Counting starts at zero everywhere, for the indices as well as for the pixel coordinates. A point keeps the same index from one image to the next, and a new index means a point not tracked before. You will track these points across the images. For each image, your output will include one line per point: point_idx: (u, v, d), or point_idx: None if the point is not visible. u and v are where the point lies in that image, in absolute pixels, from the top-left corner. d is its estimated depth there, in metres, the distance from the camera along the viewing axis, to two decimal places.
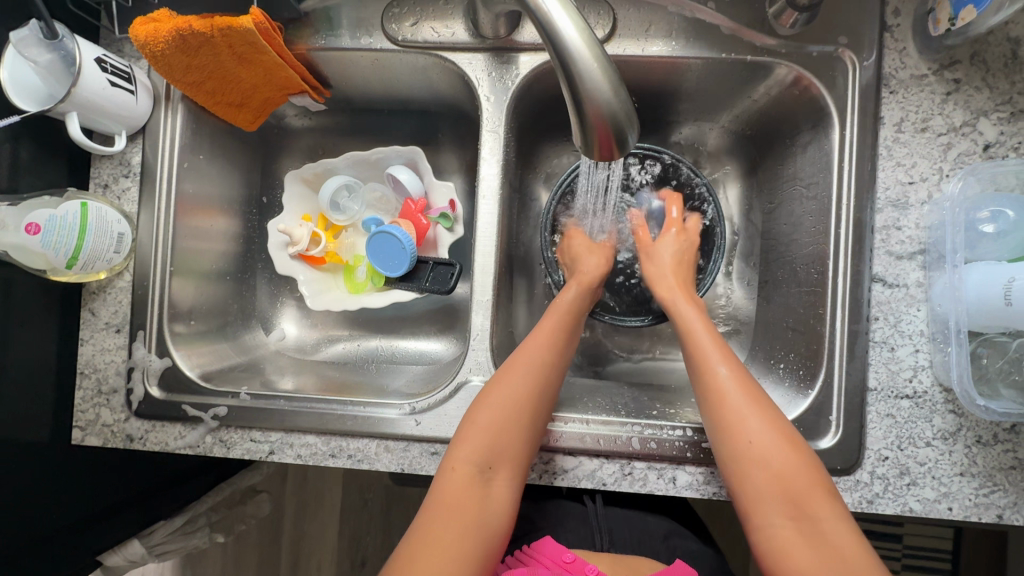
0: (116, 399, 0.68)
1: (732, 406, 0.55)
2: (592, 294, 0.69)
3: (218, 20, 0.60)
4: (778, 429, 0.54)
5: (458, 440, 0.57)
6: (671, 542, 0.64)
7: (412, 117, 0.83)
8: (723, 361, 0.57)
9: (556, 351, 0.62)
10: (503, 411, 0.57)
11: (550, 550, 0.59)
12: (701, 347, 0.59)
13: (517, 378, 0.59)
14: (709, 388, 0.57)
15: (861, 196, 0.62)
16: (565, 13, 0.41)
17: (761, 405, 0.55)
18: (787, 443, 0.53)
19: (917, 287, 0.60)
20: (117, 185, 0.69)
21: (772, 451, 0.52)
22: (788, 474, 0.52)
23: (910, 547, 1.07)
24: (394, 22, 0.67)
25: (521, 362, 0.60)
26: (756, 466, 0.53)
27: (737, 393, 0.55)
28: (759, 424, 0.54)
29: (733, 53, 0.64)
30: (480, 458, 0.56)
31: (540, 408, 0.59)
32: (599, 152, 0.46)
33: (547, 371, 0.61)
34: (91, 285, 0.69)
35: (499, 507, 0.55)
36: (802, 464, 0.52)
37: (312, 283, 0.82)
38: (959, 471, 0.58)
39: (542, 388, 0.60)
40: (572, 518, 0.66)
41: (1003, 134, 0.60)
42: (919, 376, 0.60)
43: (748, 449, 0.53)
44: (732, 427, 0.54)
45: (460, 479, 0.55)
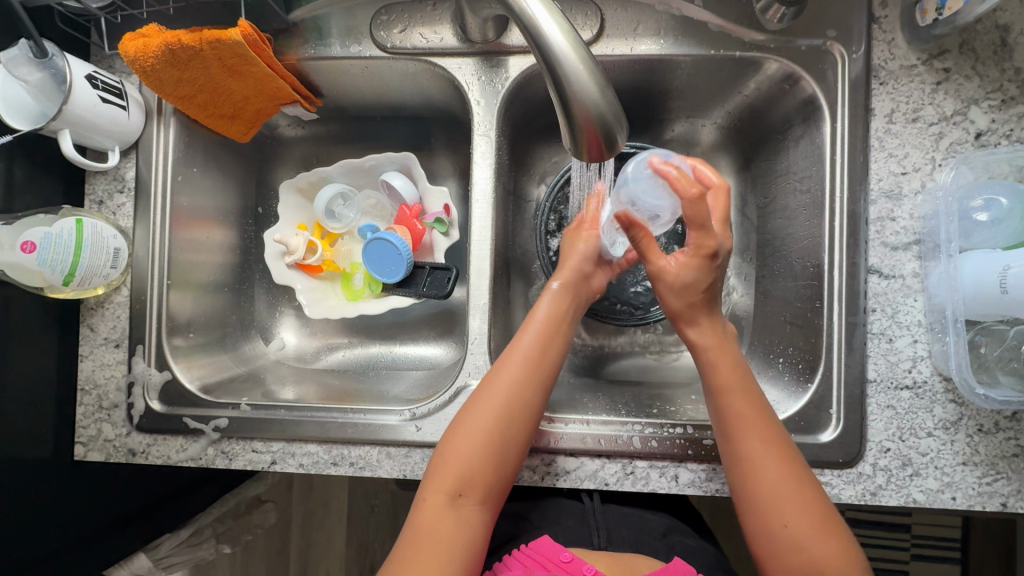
0: (117, 414, 0.68)
1: (762, 477, 0.53)
2: (571, 295, 0.65)
3: (206, 33, 0.60)
4: (801, 498, 0.52)
5: (435, 464, 0.57)
6: (670, 539, 0.64)
7: (405, 123, 0.83)
8: (759, 435, 0.55)
9: (530, 371, 0.59)
10: (474, 440, 0.57)
11: (549, 550, 0.60)
12: (742, 412, 0.56)
13: (486, 401, 0.58)
14: (740, 451, 0.55)
15: (854, 188, 0.62)
16: (550, 16, 0.41)
17: (797, 485, 0.53)
18: (812, 519, 0.52)
19: (914, 278, 0.60)
20: (111, 201, 0.69)
21: (805, 540, 0.51)
22: (805, 547, 0.51)
23: (918, 536, 1.07)
24: (382, 29, 0.67)
25: (491, 388, 0.59)
26: (785, 551, 0.52)
27: (772, 468, 0.53)
28: (794, 510, 0.52)
29: (722, 49, 0.64)
30: (451, 484, 0.56)
31: (515, 439, 0.58)
32: (588, 153, 0.46)
33: (523, 398, 0.58)
34: (89, 301, 0.69)
35: (470, 532, 0.55)
36: (833, 551, 0.51)
37: (311, 291, 0.82)
38: (962, 460, 0.58)
39: (518, 418, 0.58)
40: (570, 516, 0.65)
41: (994, 121, 0.60)
42: (919, 367, 0.60)
43: (770, 516, 0.53)
44: (762, 498, 0.53)
45: (434, 510, 0.55)
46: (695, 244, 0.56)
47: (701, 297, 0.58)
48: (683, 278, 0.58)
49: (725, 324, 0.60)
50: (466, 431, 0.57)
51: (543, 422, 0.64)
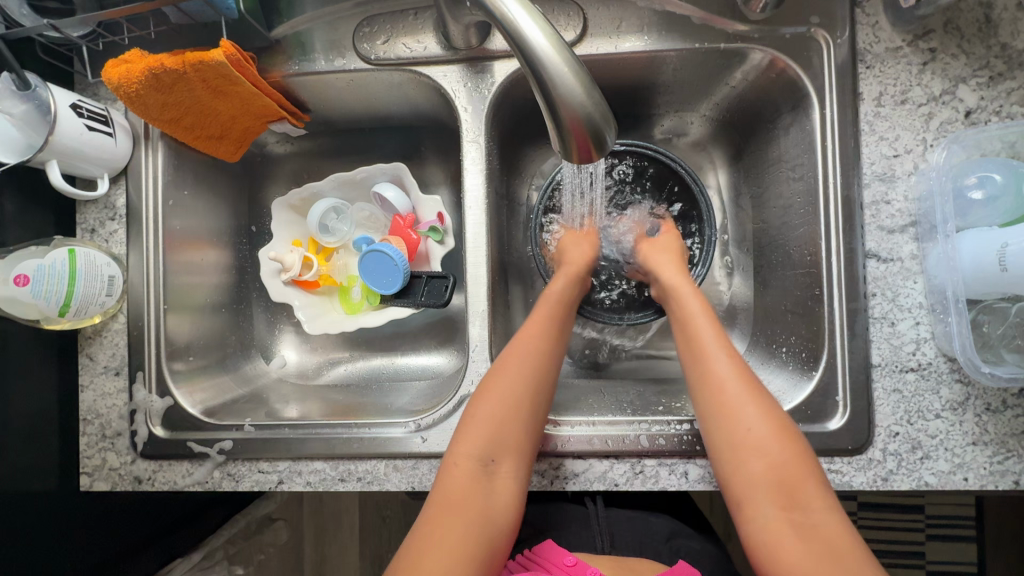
0: (120, 442, 0.68)
1: (726, 389, 0.55)
2: (581, 281, 0.68)
3: (188, 56, 0.60)
4: (770, 412, 0.54)
5: (461, 432, 0.57)
6: (675, 542, 0.63)
7: (394, 133, 0.83)
8: (721, 350, 0.57)
9: (553, 342, 0.62)
10: (504, 405, 0.57)
11: (552, 553, 0.59)
12: (700, 333, 0.59)
13: (513, 371, 0.59)
14: (703, 369, 0.57)
15: (847, 173, 0.61)
16: (531, 20, 0.41)
17: (758, 395, 0.55)
18: (782, 434, 0.52)
19: (912, 260, 0.60)
20: (104, 228, 0.69)
21: (764, 441, 0.52)
22: (775, 455, 0.51)
23: (934, 517, 1.07)
24: (365, 41, 0.67)
25: (517, 354, 0.60)
26: (749, 454, 0.52)
27: (733, 380, 0.55)
28: (753, 412, 0.54)
29: (706, 42, 0.64)
30: (481, 450, 0.56)
31: (537, 409, 0.59)
32: (577, 154, 0.46)
33: (544, 365, 0.60)
34: (86, 330, 0.69)
35: (504, 501, 0.55)
36: (796, 459, 0.51)
37: (310, 307, 0.82)
38: (972, 440, 0.58)
39: (541, 385, 0.59)
40: (575, 522, 0.66)
41: (983, 99, 0.60)
42: (922, 349, 0.59)
43: (740, 430, 0.53)
44: (729, 412, 0.54)
45: (463, 475, 0.55)
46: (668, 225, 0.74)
47: (676, 252, 0.70)
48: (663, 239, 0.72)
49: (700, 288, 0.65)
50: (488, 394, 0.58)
51: (549, 426, 0.63)
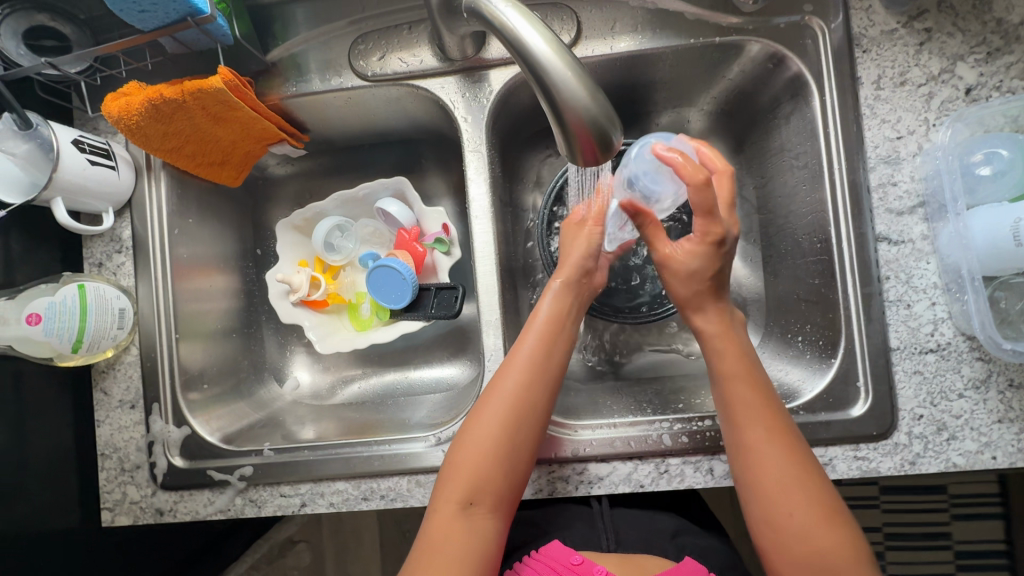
0: (140, 474, 0.67)
1: (766, 468, 0.52)
2: (574, 289, 0.65)
3: (187, 84, 0.60)
4: (809, 488, 0.51)
5: (445, 474, 0.56)
6: (680, 539, 0.63)
7: (393, 147, 0.83)
8: (762, 419, 0.53)
9: (536, 372, 0.59)
10: (488, 445, 0.56)
11: (558, 553, 0.59)
12: (742, 402, 0.55)
13: (493, 408, 0.57)
14: (743, 444, 0.54)
15: (852, 158, 0.61)
16: (531, 27, 0.42)
17: (801, 471, 0.52)
18: (822, 511, 0.50)
19: (924, 240, 0.60)
20: (111, 262, 0.69)
21: (806, 525, 0.50)
22: (814, 538, 0.50)
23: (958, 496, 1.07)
24: (361, 58, 0.67)
25: (498, 391, 0.58)
26: (789, 537, 0.51)
27: (774, 457, 0.52)
28: (795, 496, 0.51)
29: (701, 37, 0.64)
30: (462, 493, 0.55)
31: (519, 444, 0.57)
32: (584, 158, 0.45)
33: (525, 399, 0.57)
34: (99, 364, 0.68)
35: (484, 542, 0.54)
36: (834, 540, 0.50)
37: (319, 326, 0.81)
38: (997, 418, 0.58)
39: (522, 420, 0.57)
40: (579, 520, 0.65)
41: (982, 75, 0.60)
42: (941, 329, 0.59)
43: (778, 511, 0.51)
44: (768, 492, 0.52)
45: (444, 520, 0.54)
46: (703, 237, 0.57)
47: (706, 285, 0.58)
48: (688, 265, 0.58)
49: (732, 311, 0.59)
50: (474, 433, 0.57)
51: (568, 431, 0.63)
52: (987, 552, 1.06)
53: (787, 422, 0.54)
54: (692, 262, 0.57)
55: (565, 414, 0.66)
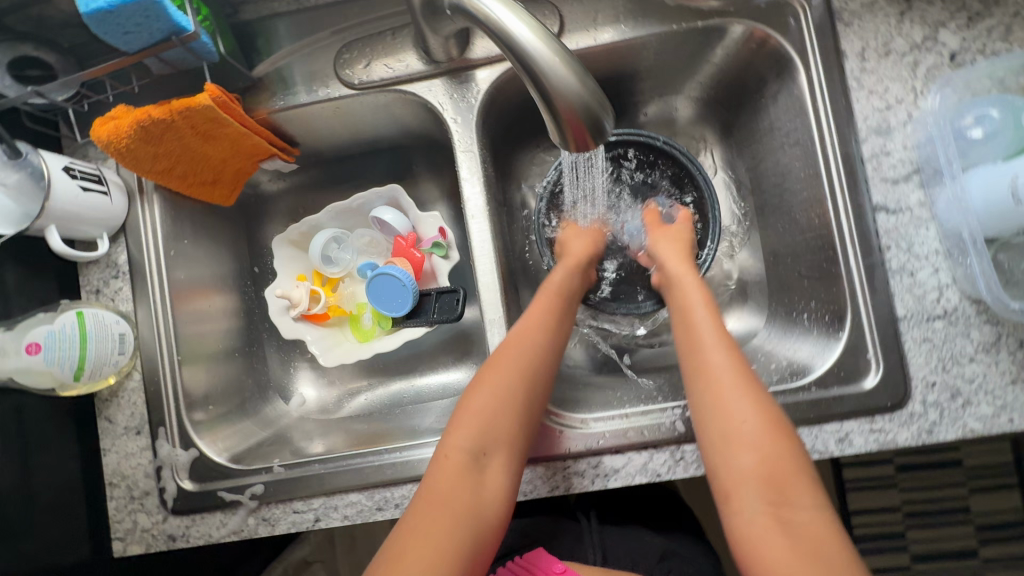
0: (150, 501, 0.66)
1: (718, 381, 0.54)
2: (581, 272, 0.69)
3: (174, 103, 0.60)
4: (762, 402, 0.52)
5: (454, 423, 0.56)
6: (666, 563, 0.66)
7: (384, 156, 0.83)
8: (717, 344, 0.57)
9: (547, 332, 0.62)
10: (500, 395, 0.56)
11: (541, 560, 0.59)
12: (699, 331, 0.59)
13: (506, 359, 0.58)
14: (698, 365, 0.57)
15: (842, 131, 0.61)
16: (515, 17, 0.42)
17: (752, 385, 0.54)
18: (774, 423, 0.51)
19: (921, 207, 0.60)
20: (109, 288, 0.68)
21: (757, 436, 0.50)
22: (765, 447, 0.50)
23: (973, 470, 1.08)
24: (347, 67, 0.67)
25: (511, 345, 0.59)
26: (741, 446, 0.51)
27: (727, 372, 0.55)
28: (746, 405, 0.52)
29: (684, 22, 0.65)
30: (474, 441, 0.54)
31: (531, 397, 0.58)
32: (575, 143, 0.45)
33: (539, 353, 0.60)
34: (102, 393, 0.67)
35: (492, 496, 0.52)
36: (792, 453, 0.50)
37: (322, 339, 0.81)
38: (1010, 379, 0.57)
39: (534, 373, 0.58)
40: (569, 535, 0.70)
41: (965, 40, 0.60)
42: (946, 295, 0.59)
43: (733, 425, 0.52)
44: (721, 406, 0.53)
45: (452, 465, 0.53)
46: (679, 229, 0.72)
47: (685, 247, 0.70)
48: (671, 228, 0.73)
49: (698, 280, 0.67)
50: (487, 383, 0.57)
51: (579, 424, 0.63)
52: (1006, 525, 1.07)
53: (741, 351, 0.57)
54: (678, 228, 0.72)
55: (575, 407, 0.66)
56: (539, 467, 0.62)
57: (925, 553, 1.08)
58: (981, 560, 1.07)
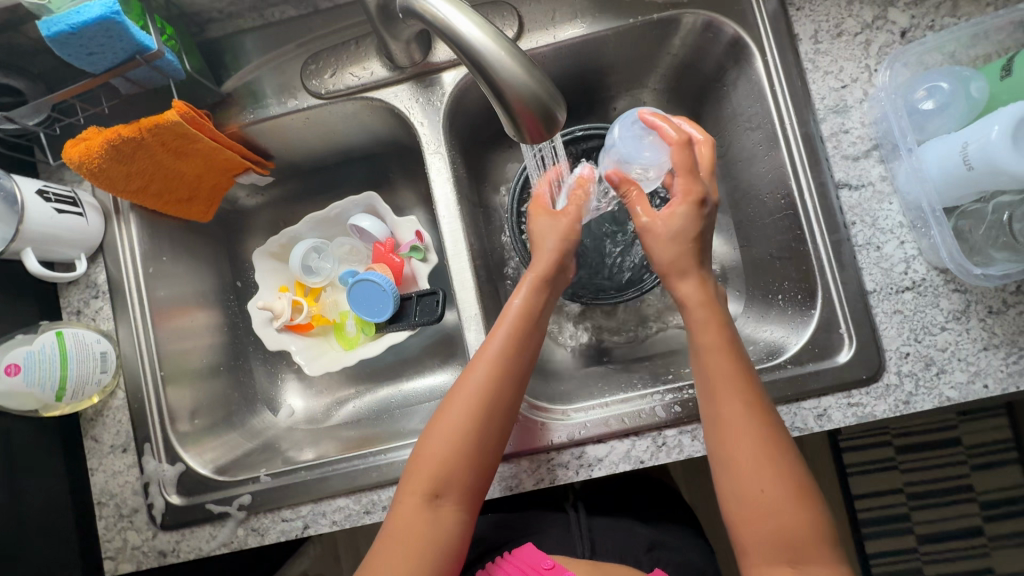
0: (139, 518, 0.66)
1: (737, 442, 0.51)
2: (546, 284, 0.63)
3: (143, 121, 0.61)
4: (780, 464, 0.50)
5: (411, 465, 0.56)
6: (655, 552, 0.66)
7: (359, 165, 0.84)
8: (737, 397, 0.52)
9: (506, 363, 0.58)
10: (454, 438, 0.55)
11: (531, 557, 0.60)
12: (720, 379, 0.53)
13: (458, 401, 0.57)
14: (716, 422, 0.53)
15: (801, 112, 0.62)
16: (461, 14, 0.43)
17: (776, 448, 0.51)
18: (792, 490, 0.49)
19: (883, 182, 0.61)
20: (89, 308, 0.69)
21: (780, 503, 0.49)
22: (785, 517, 0.49)
23: (973, 447, 1.08)
24: (314, 78, 0.68)
25: (466, 387, 0.57)
26: (759, 514, 0.49)
27: (745, 431, 0.51)
28: (768, 474, 0.50)
29: (641, 16, 0.66)
30: (428, 485, 0.54)
31: (485, 430, 0.56)
32: (529, 134, 0.46)
33: (494, 387, 0.57)
34: (87, 412, 0.68)
35: (445, 535, 0.54)
36: (805, 515, 0.49)
37: (307, 349, 0.81)
38: (983, 345, 0.58)
39: (490, 409, 0.57)
40: (556, 527, 0.69)
41: (914, 17, 0.62)
42: (913, 266, 0.59)
43: (751, 493, 0.50)
44: (739, 469, 0.51)
45: (408, 511, 0.54)
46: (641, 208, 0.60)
47: (692, 246, 0.57)
48: (673, 226, 0.57)
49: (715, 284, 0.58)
50: (440, 423, 0.57)
51: (560, 417, 0.63)
52: (1011, 499, 1.07)
53: (765, 402, 0.53)
54: (676, 224, 0.57)
55: (556, 401, 0.66)
56: (523, 461, 0.63)
57: (930, 534, 1.08)
58: (986, 537, 1.07)
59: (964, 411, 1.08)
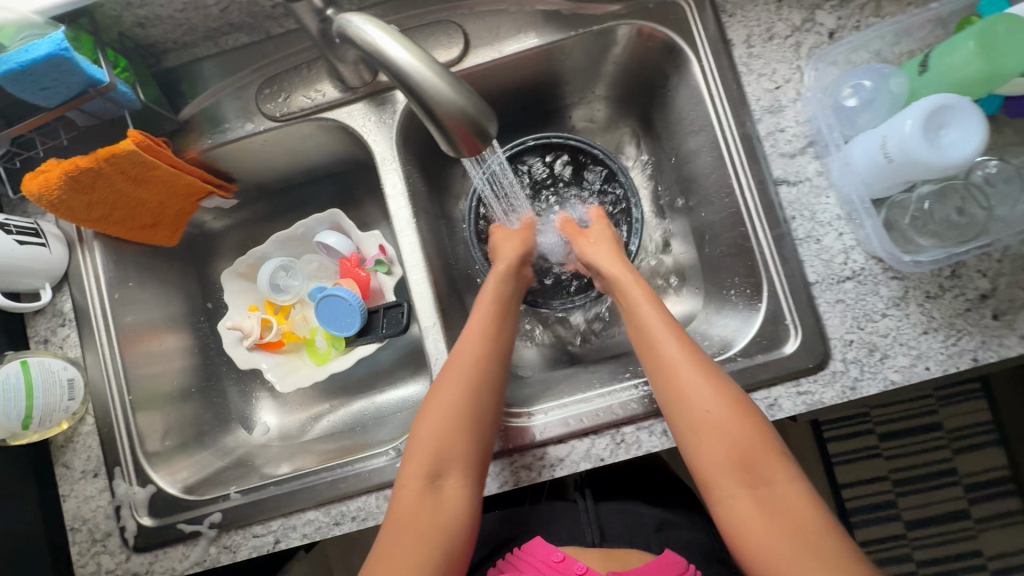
0: (112, 541, 0.66)
1: (679, 377, 0.55)
2: (514, 277, 0.71)
3: (100, 151, 0.63)
4: (721, 389, 0.54)
5: (410, 450, 0.57)
6: (664, 531, 0.67)
7: (322, 184, 0.86)
8: (671, 339, 0.58)
9: (485, 337, 0.63)
10: (448, 414, 0.57)
11: (541, 552, 0.60)
12: (651, 326, 0.60)
13: (448, 383, 0.59)
14: (659, 362, 0.57)
15: (738, 113, 0.65)
16: (388, 37, 0.45)
17: (711, 375, 0.55)
18: (734, 407, 0.53)
19: (820, 176, 0.63)
20: (56, 336, 0.70)
21: (723, 423, 0.52)
22: (732, 432, 0.52)
23: (954, 430, 1.10)
24: (269, 101, 0.70)
25: (454, 368, 0.60)
26: (710, 437, 0.52)
27: (683, 365, 0.56)
28: (708, 395, 0.53)
29: (581, 28, 0.69)
30: (428, 465, 0.55)
31: (478, 403, 0.59)
32: (464, 147, 0.48)
33: (480, 363, 0.61)
34: (57, 439, 0.69)
35: (453, 510, 0.54)
36: (754, 430, 0.52)
37: (278, 366, 0.82)
38: (923, 329, 0.60)
39: (467, 376, 0.60)
40: (564, 517, 0.70)
41: (840, 19, 0.64)
42: (853, 256, 0.61)
43: (700, 422, 0.53)
44: (685, 402, 0.54)
45: (413, 493, 0.54)
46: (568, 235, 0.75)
47: (608, 242, 0.72)
48: (590, 231, 0.74)
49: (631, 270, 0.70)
50: (431, 406, 0.59)
51: (523, 419, 0.65)
52: (994, 480, 1.09)
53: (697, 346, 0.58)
54: (593, 230, 0.74)
55: (518, 404, 0.68)
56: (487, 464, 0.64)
57: (918, 519, 1.10)
58: (972, 520, 1.09)
59: (942, 396, 1.11)
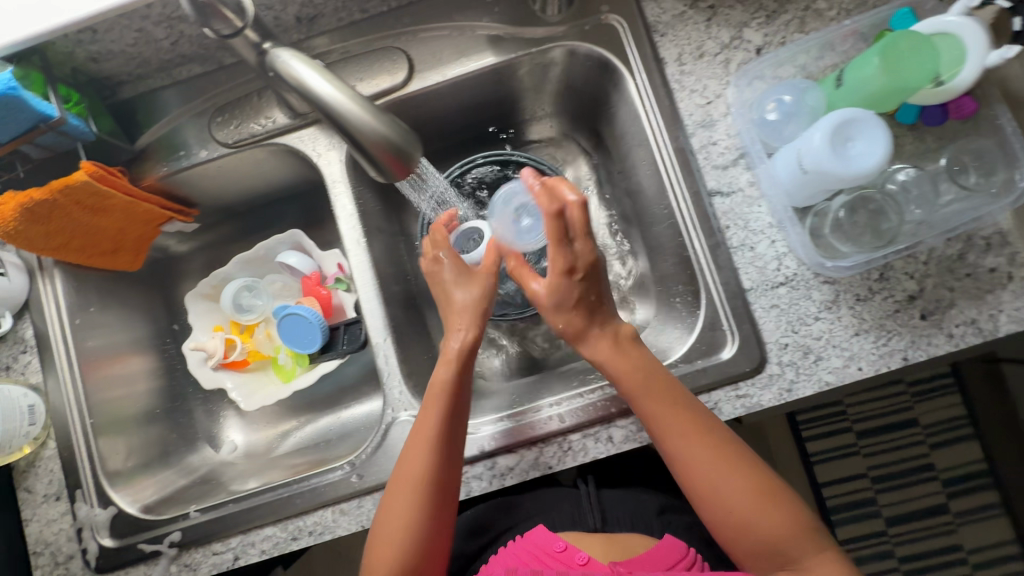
0: (74, 564, 0.67)
1: (698, 470, 0.53)
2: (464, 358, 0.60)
3: (54, 183, 0.65)
4: (744, 479, 0.52)
5: (372, 557, 0.56)
6: (664, 516, 0.70)
7: (284, 205, 0.88)
8: (682, 429, 0.54)
9: (441, 439, 0.57)
10: (410, 523, 0.55)
11: (544, 541, 0.63)
12: (659, 414, 0.55)
13: (407, 493, 0.56)
14: (677, 454, 0.54)
15: (672, 128, 0.67)
16: (311, 70, 0.48)
17: (730, 464, 0.53)
18: (760, 498, 0.52)
19: (751, 187, 0.65)
20: (18, 362, 0.72)
21: (749, 515, 0.51)
22: (763, 524, 0.51)
23: (930, 426, 1.12)
24: (221, 129, 0.73)
25: (414, 475, 0.56)
26: (738, 531, 0.52)
27: (702, 458, 0.53)
28: (731, 486, 0.52)
29: (521, 50, 0.71)
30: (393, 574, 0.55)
31: (440, 508, 0.56)
32: (393, 170, 0.50)
33: (440, 468, 0.56)
34: (20, 464, 0.70)
35: None
36: (780, 518, 0.51)
37: (243, 386, 0.84)
38: (855, 331, 0.61)
39: (434, 483, 0.56)
40: (566, 502, 0.71)
41: (767, 36, 0.67)
42: (786, 263, 0.63)
43: (732, 514, 0.52)
44: (709, 495, 0.53)
45: None
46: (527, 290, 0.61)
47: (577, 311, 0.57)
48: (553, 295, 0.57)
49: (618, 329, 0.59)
50: (389, 509, 0.56)
51: (474, 430, 0.66)
52: (971, 475, 1.10)
53: (711, 431, 0.54)
54: (557, 292, 0.57)
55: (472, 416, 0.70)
56: None
57: (896, 516, 1.11)
58: (951, 514, 1.10)
59: (916, 392, 1.13)
